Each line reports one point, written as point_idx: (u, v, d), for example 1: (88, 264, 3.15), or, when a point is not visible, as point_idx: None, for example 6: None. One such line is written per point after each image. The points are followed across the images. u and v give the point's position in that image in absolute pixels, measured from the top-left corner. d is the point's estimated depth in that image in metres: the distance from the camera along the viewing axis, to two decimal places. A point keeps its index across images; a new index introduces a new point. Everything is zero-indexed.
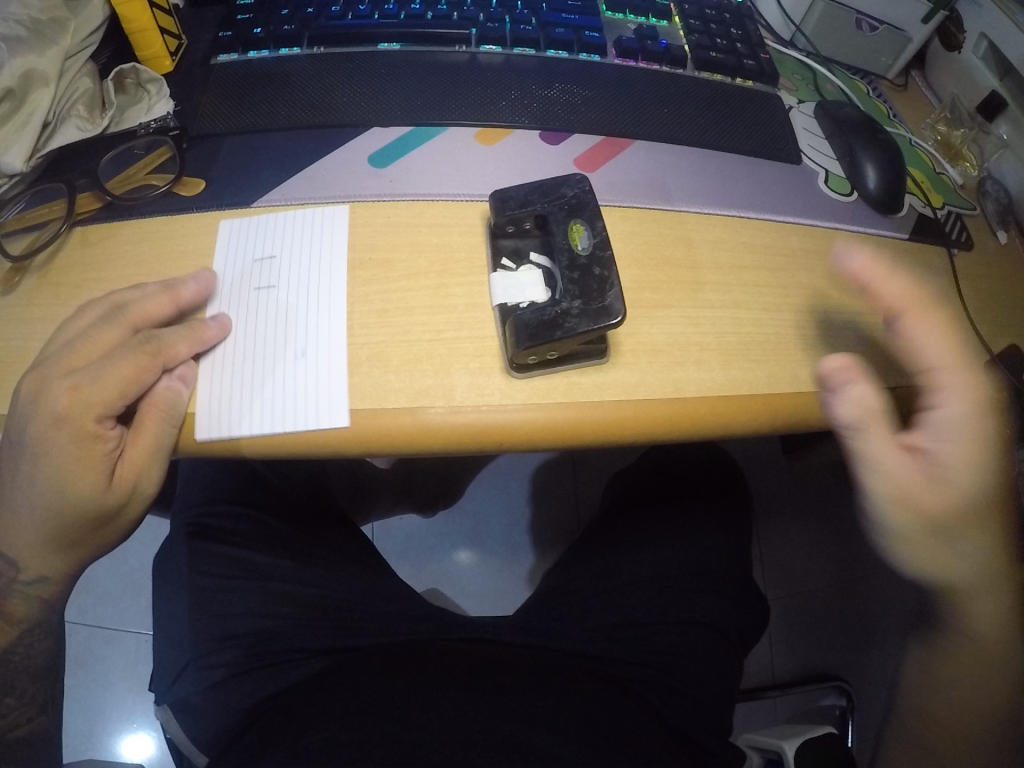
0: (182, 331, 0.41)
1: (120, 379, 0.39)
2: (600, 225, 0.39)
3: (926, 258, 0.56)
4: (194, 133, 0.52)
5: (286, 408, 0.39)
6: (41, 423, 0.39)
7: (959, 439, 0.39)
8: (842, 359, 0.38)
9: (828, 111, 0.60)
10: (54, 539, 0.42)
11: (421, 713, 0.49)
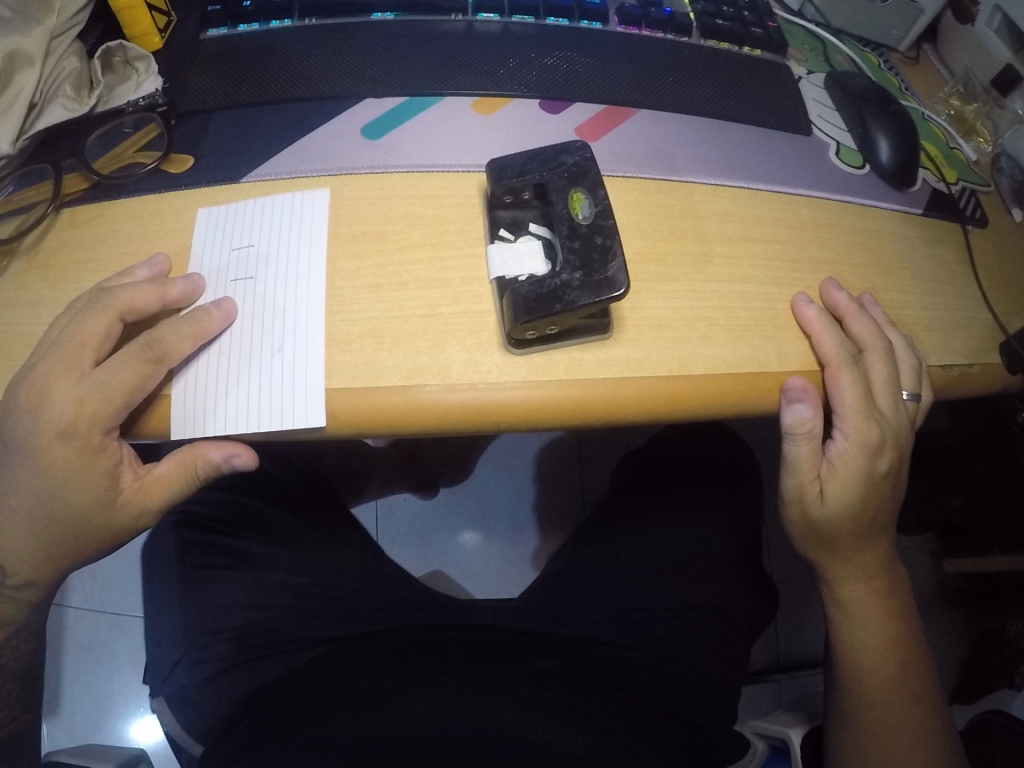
0: (183, 327, 0.38)
1: (119, 392, 0.37)
2: (603, 194, 0.37)
3: (939, 234, 0.54)
4: (183, 110, 0.50)
5: (261, 408, 0.37)
6: (45, 434, 0.38)
7: (852, 463, 0.44)
8: (803, 381, 0.40)
9: (838, 82, 0.57)
10: (44, 546, 0.41)
11: (412, 701, 0.48)
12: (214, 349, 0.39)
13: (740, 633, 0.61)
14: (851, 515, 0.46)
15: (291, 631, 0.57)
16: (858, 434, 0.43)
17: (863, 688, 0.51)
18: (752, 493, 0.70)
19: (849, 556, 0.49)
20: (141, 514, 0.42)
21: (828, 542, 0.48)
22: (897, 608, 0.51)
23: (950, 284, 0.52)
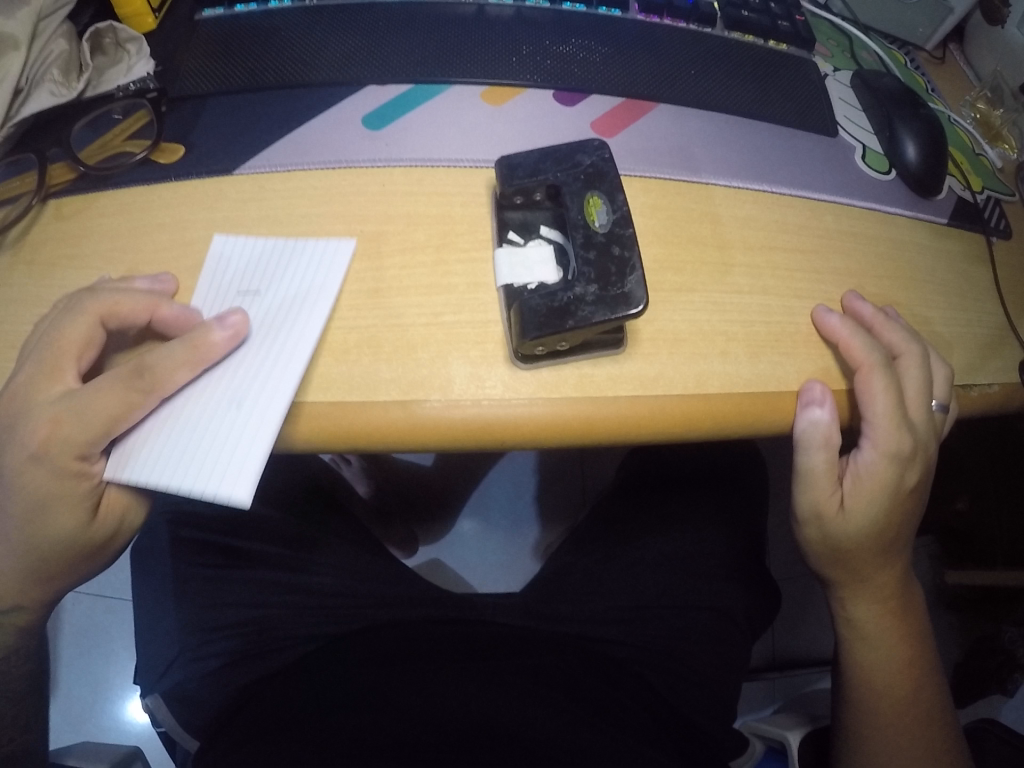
0: (180, 349, 0.35)
1: (101, 415, 0.34)
2: (621, 198, 0.35)
3: (963, 244, 0.51)
4: (174, 95, 0.47)
5: (194, 464, 0.34)
6: (19, 451, 0.36)
7: (875, 474, 0.42)
8: (821, 383, 0.38)
9: (865, 82, 0.55)
10: (32, 570, 0.39)
11: (411, 696, 0.48)
12: (208, 387, 0.36)
13: (744, 635, 0.59)
14: (871, 529, 0.43)
15: (276, 633, 0.54)
16: (887, 443, 0.41)
17: (869, 710, 0.49)
18: (760, 499, 0.67)
19: (866, 572, 0.46)
20: (116, 531, 0.39)
21: (848, 560, 0.45)
22: (909, 627, 0.50)
23: (973, 298, 0.49)
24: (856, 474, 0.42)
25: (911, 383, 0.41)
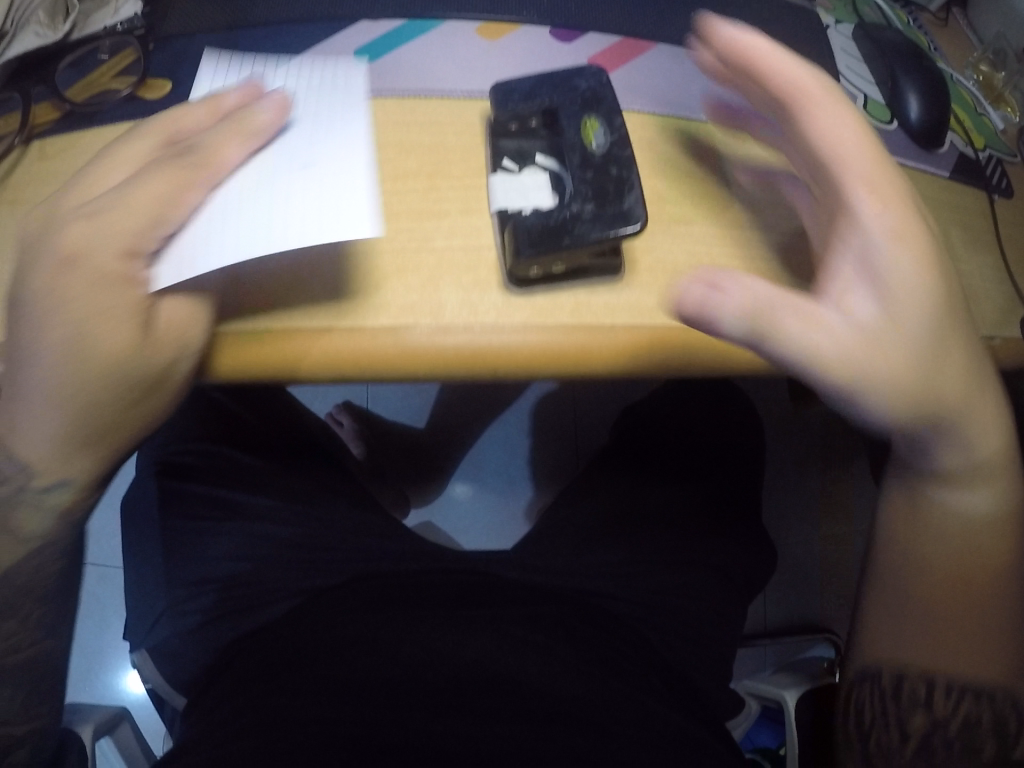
0: (225, 131, 0.32)
1: (153, 194, 0.31)
2: (618, 121, 0.35)
3: (963, 199, 0.50)
4: (162, 34, 0.46)
5: (285, 219, 0.30)
6: (56, 266, 0.31)
7: (888, 220, 0.33)
8: (698, 272, 0.33)
9: (867, 34, 0.54)
10: (77, 427, 0.33)
11: (403, 643, 0.47)
12: (265, 160, 0.33)
13: (741, 594, 0.59)
14: (920, 313, 0.33)
15: (262, 586, 0.54)
16: (880, 192, 0.33)
17: (924, 577, 0.44)
18: (758, 467, 0.68)
19: (949, 372, 0.35)
20: (176, 352, 0.33)
21: (935, 400, 0.36)
22: (1005, 454, 0.42)
23: (973, 252, 0.49)
24: (879, 290, 0.33)
25: (854, 112, 0.34)
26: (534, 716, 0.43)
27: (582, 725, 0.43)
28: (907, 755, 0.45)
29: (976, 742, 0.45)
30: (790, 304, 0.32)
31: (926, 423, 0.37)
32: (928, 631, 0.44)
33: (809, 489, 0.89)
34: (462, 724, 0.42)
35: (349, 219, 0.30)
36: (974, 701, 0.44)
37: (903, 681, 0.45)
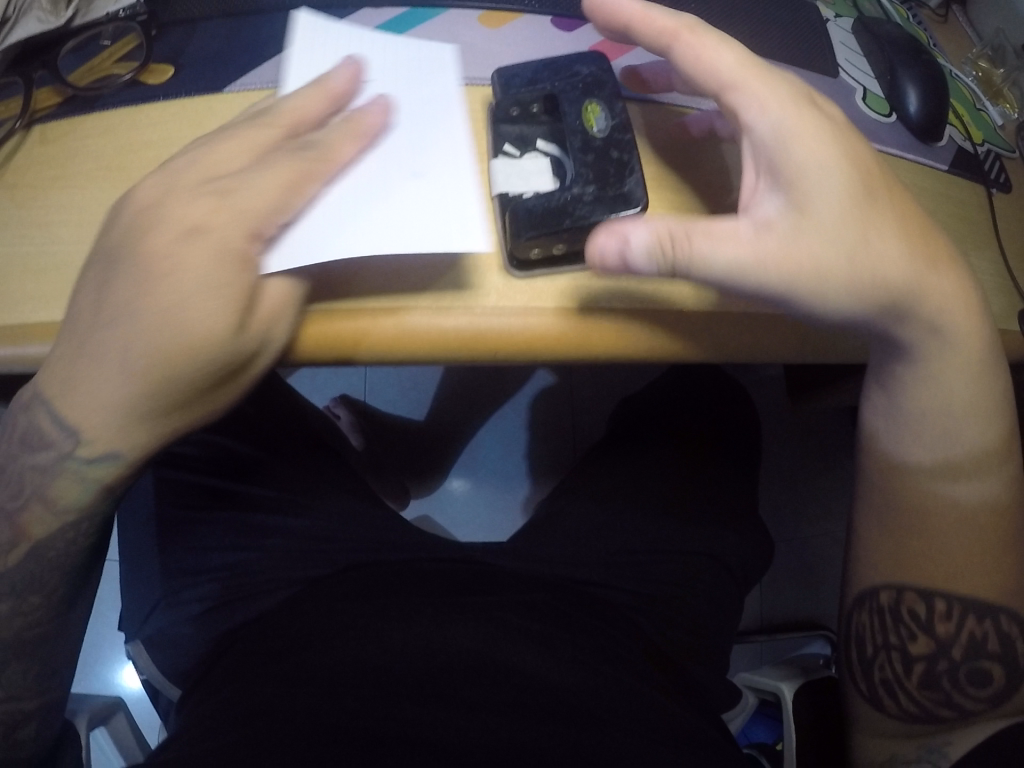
0: (340, 127, 0.35)
1: (277, 184, 0.33)
2: (619, 106, 0.36)
3: (961, 194, 0.51)
4: (165, 20, 0.46)
5: (403, 222, 0.33)
6: (172, 238, 0.33)
7: (787, 132, 0.34)
8: (600, 225, 0.33)
9: (867, 28, 0.54)
10: (150, 399, 0.34)
11: (398, 631, 0.47)
12: (378, 160, 0.35)
13: (738, 584, 0.59)
14: (837, 212, 0.34)
15: (258, 576, 0.54)
16: (770, 109, 0.34)
17: (920, 493, 0.46)
18: (756, 458, 0.69)
19: (895, 266, 0.35)
20: (267, 334, 0.33)
21: (882, 279, 0.35)
22: (970, 316, 0.40)
23: (971, 245, 0.49)
24: (778, 190, 0.34)
25: (729, 44, 0.36)
26: (528, 708, 0.43)
27: (575, 716, 0.43)
28: (912, 678, 0.47)
29: (982, 664, 0.46)
30: (699, 228, 0.32)
31: (879, 308, 0.36)
32: (926, 549, 0.46)
33: (807, 484, 0.89)
34: (457, 715, 0.42)
35: (463, 224, 0.33)
36: (977, 622, 0.46)
37: (904, 603, 0.47)
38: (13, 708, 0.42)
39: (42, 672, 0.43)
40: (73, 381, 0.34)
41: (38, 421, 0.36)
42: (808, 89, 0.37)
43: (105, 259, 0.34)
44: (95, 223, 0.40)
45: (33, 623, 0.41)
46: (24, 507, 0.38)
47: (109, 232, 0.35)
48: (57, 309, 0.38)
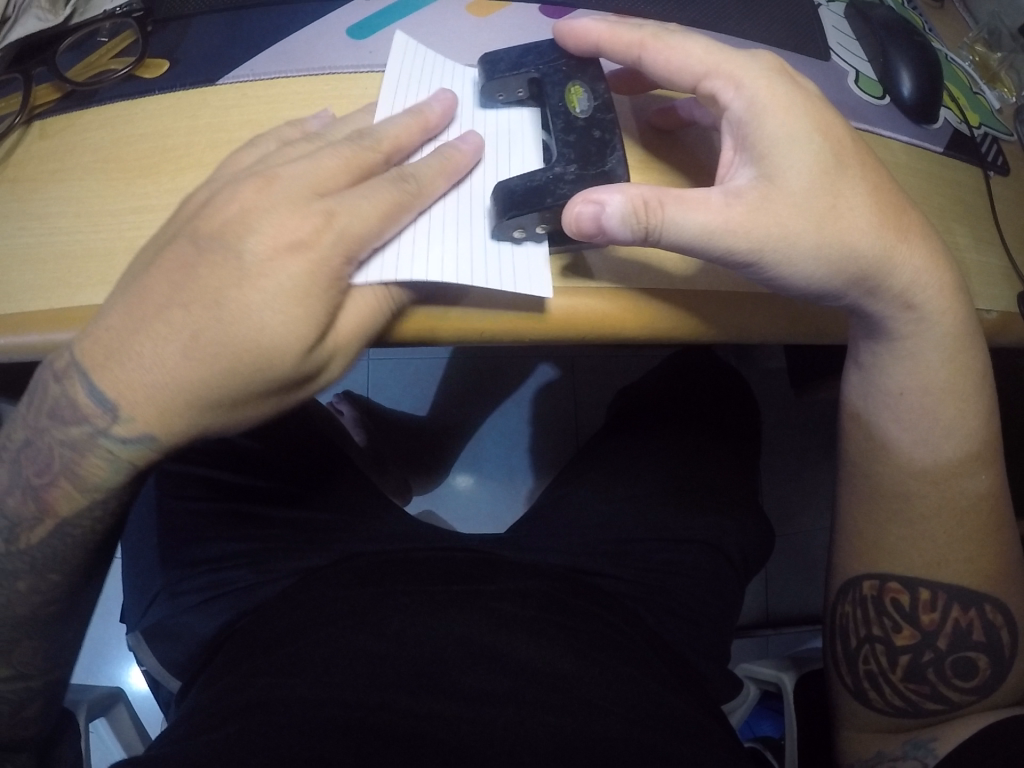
0: (435, 159, 0.36)
1: (381, 208, 0.34)
2: (601, 88, 0.37)
3: (958, 176, 0.50)
4: (161, 16, 0.47)
5: (471, 260, 0.34)
6: (269, 246, 0.33)
7: (763, 107, 0.34)
8: (577, 193, 0.33)
9: (859, 12, 0.54)
10: (201, 387, 0.33)
11: (394, 619, 0.46)
12: (457, 195, 0.37)
13: (737, 573, 0.59)
14: (809, 185, 0.34)
15: (253, 565, 0.54)
16: (744, 85, 0.34)
17: (900, 479, 0.46)
18: (758, 450, 0.69)
19: (874, 244, 0.35)
20: (330, 357, 0.35)
21: (855, 249, 0.35)
22: (948, 294, 0.39)
23: (971, 228, 0.48)
24: (749, 164, 0.35)
25: (694, 38, 0.36)
26: (525, 696, 0.42)
27: (569, 703, 0.42)
28: (897, 670, 0.46)
29: (966, 655, 0.46)
30: (674, 195, 0.32)
31: (850, 280, 0.36)
32: (908, 535, 0.46)
33: (810, 477, 0.88)
34: (450, 706, 0.41)
35: (532, 280, 0.34)
36: (961, 611, 0.46)
37: (886, 594, 0.47)
38: (21, 686, 0.43)
39: (51, 648, 0.44)
40: (126, 354, 0.33)
41: (74, 392, 0.34)
42: (781, 64, 0.37)
43: (197, 245, 0.34)
44: (93, 213, 0.41)
45: (49, 601, 0.42)
46: (54, 483, 0.37)
47: (200, 221, 0.34)
48: (56, 296, 0.39)
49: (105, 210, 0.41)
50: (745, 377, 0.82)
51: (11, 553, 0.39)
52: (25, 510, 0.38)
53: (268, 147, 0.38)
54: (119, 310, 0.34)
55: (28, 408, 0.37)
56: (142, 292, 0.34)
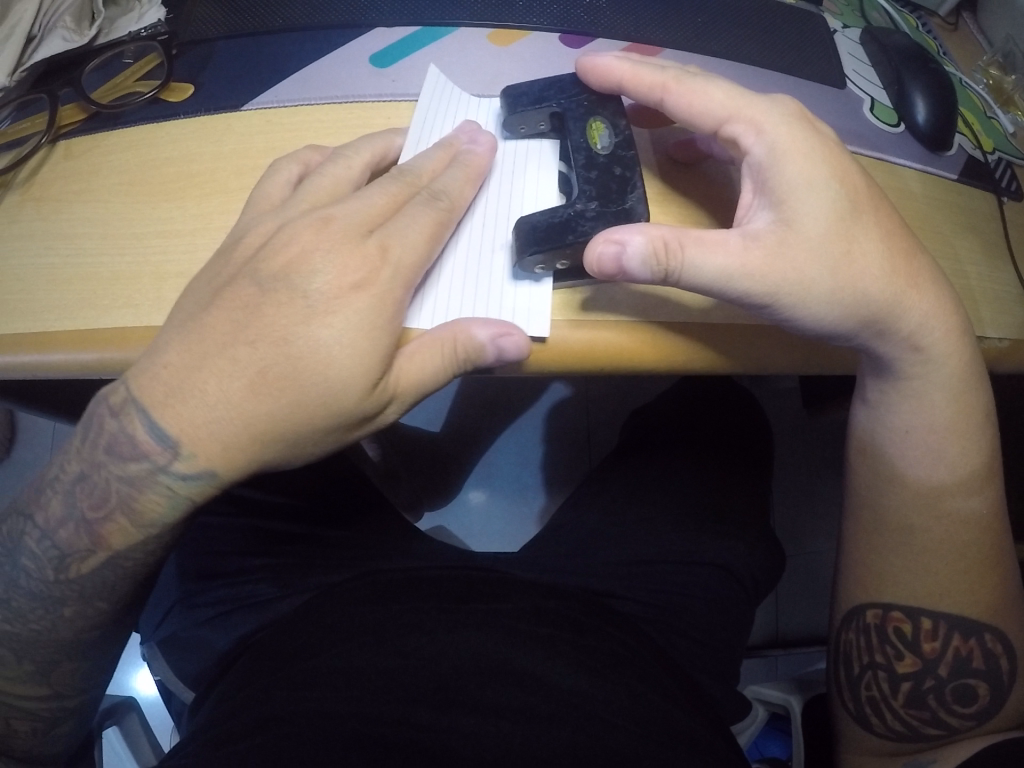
0: (460, 170, 0.38)
1: (428, 232, 0.36)
2: (623, 124, 0.37)
3: (974, 203, 0.50)
4: (185, 39, 0.48)
5: (481, 300, 0.37)
6: (335, 286, 0.36)
7: (784, 154, 0.35)
8: (599, 233, 0.33)
9: (875, 39, 0.54)
10: (263, 422, 0.35)
11: (410, 637, 0.47)
12: (475, 219, 0.39)
13: (748, 595, 0.59)
14: (825, 229, 0.34)
15: (271, 581, 0.55)
16: (766, 130, 0.35)
17: (909, 512, 0.46)
18: (770, 474, 0.69)
19: (887, 288, 0.36)
20: (388, 402, 0.37)
21: (865, 293, 0.36)
22: (954, 337, 0.39)
23: (987, 254, 0.48)
24: (767, 207, 0.35)
25: (717, 83, 0.37)
26: (540, 713, 0.42)
27: (582, 718, 0.42)
28: (898, 696, 0.47)
29: (967, 681, 0.46)
30: (694, 236, 0.33)
31: (860, 322, 0.37)
32: (911, 567, 0.46)
33: (818, 492, 0.88)
34: (467, 722, 0.41)
35: (531, 320, 0.36)
36: (962, 639, 0.46)
37: (889, 622, 0.47)
38: (58, 705, 0.44)
39: (90, 669, 0.45)
40: (189, 392, 0.35)
41: (133, 428, 0.36)
42: (800, 109, 0.38)
43: (259, 285, 0.36)
44: (119, 236, 0.41)
45: (93, 625, 0.43)
46: (109, 518, 0.38)
47: (261, 261, 0.37)
48: (81, 317, 0.40)
49: (129, 233, 0.41)
50: (754, 394, 0.83)
51: (61, 581, 0.40)
52: (78, 542, 0.39)
53: (297, 180, 0.40)
54: (177, 347, 0.36)
55: (83, 443, 0.39)
56: (200, 331, 0.36)
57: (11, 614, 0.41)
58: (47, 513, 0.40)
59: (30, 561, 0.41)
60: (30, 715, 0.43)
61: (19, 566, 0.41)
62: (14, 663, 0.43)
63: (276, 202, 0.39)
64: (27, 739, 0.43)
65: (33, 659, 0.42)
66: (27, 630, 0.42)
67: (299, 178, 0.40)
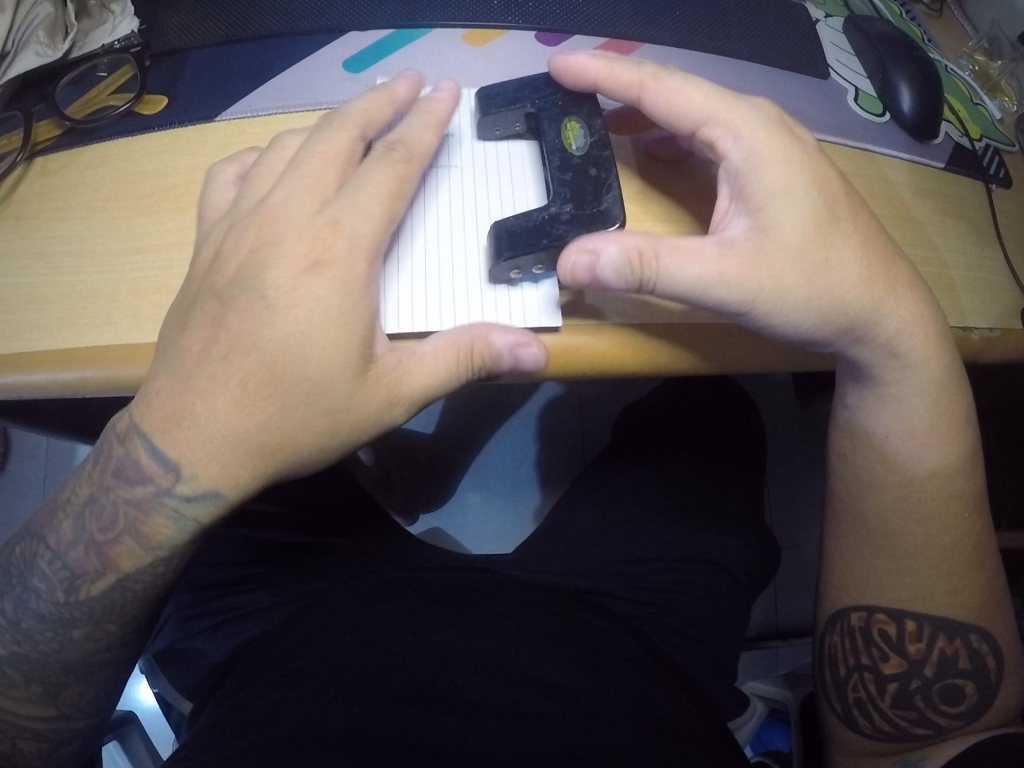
0: (417, 117, 0.38)
1: (380, 198, 0.36)
2: (598, 124, 0.37)
3: (961, 192, 0.49)
4: (158, 50, 0.47)
5: (471, 297, 0.37)
6: (288, 276, 0.35)
7: (764, 160, 0.34)
8: (574, 240, 0.33)
9: (858, 27, 0.53)
10: (257, 435, 0.35)
11: (397, 636, 0.46)
12: (449, 212, 0.38)
13: (744, 591, 0.58)
14: (802, 236, 0.34)
15: (265, 588, 0.54)
16: (745, 137, 0.35)
17: (900, 511, 0.45)
18: (762, 470, 0.69)
19: (865, 293, 0.36)
20: (393, 405, 0.36)
21: (842, 301, 0.35)
22: (933, 339, 0.39)
23: (973, 244, 0.48)
24: (745, 213, 0.35)
25: (696, 83, 0.36)
26: (526, 713, 0.42)
27: (569, 714, 0.42)
28: (885, 698, 0.46)
29: (953, 681, 0.46)
30: (668, 244, 0.32)
31: (838, 328, 0.36)
32: (899, 567, 0.46)
33: (814, 483, 0.87)
34: (452, 720, 0.41)
35: (539, 314, 0.36)
36: (947, 641, 0.45)
37: (874, 624, 0.47)
38: (64, 726, 0.44)
39: (97, 692, 0.44)
40: (184, 414, 0.35)
41: (137, 453, 0.36)
42: (781, 113, 0.37)
43: (220, 299, 0.36)
44: (97, 254, 0.41)
45: (103, 647, 0.42)
46: (117, 540, 0.38)
47: (214, 276, 0.36)
48: (63, 336, 0.39)
49: (107, 250, 0.41)
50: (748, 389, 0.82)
51: (70, 602, 0.40)
52: (88, 563, 0.39)
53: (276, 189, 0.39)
54: (167, 373, 0.36)
55: (94, 467, 0.39)
56: (177, 354, 0.36)
57: (19, 635, 0.41)
58: (58, 534, 0.40)
59: (40, 583, 0.40)
60: (34, 735, 0.43)
61: (29, 587, 0.40)
62: (22, 684, 0.42)
63: (225, 209, 0.39)
64: (34, 756, 0.43)
65: (41, 680, 0.42)
66: (38, 652, 0.41)
67: (243, 176, 0.40)
